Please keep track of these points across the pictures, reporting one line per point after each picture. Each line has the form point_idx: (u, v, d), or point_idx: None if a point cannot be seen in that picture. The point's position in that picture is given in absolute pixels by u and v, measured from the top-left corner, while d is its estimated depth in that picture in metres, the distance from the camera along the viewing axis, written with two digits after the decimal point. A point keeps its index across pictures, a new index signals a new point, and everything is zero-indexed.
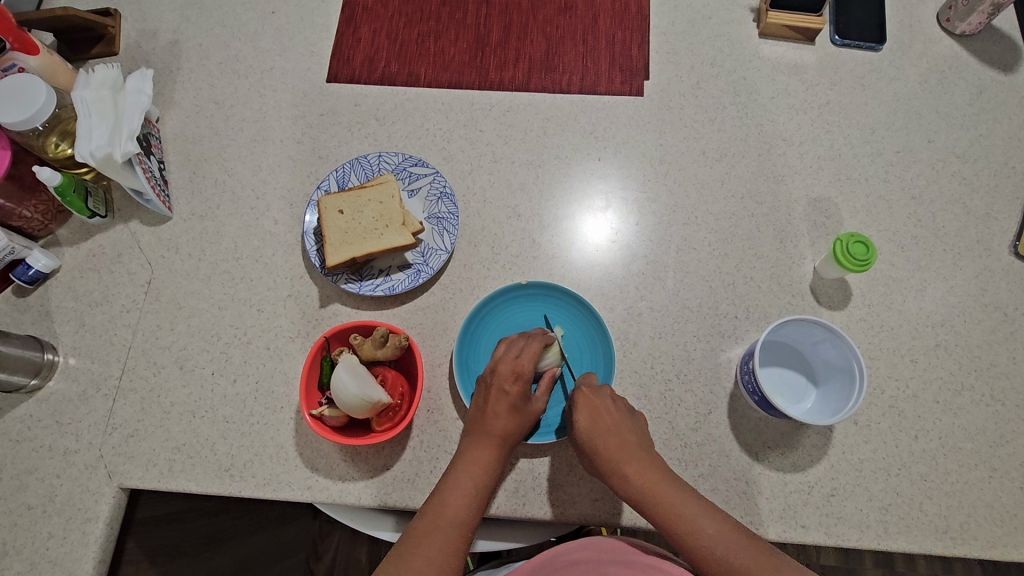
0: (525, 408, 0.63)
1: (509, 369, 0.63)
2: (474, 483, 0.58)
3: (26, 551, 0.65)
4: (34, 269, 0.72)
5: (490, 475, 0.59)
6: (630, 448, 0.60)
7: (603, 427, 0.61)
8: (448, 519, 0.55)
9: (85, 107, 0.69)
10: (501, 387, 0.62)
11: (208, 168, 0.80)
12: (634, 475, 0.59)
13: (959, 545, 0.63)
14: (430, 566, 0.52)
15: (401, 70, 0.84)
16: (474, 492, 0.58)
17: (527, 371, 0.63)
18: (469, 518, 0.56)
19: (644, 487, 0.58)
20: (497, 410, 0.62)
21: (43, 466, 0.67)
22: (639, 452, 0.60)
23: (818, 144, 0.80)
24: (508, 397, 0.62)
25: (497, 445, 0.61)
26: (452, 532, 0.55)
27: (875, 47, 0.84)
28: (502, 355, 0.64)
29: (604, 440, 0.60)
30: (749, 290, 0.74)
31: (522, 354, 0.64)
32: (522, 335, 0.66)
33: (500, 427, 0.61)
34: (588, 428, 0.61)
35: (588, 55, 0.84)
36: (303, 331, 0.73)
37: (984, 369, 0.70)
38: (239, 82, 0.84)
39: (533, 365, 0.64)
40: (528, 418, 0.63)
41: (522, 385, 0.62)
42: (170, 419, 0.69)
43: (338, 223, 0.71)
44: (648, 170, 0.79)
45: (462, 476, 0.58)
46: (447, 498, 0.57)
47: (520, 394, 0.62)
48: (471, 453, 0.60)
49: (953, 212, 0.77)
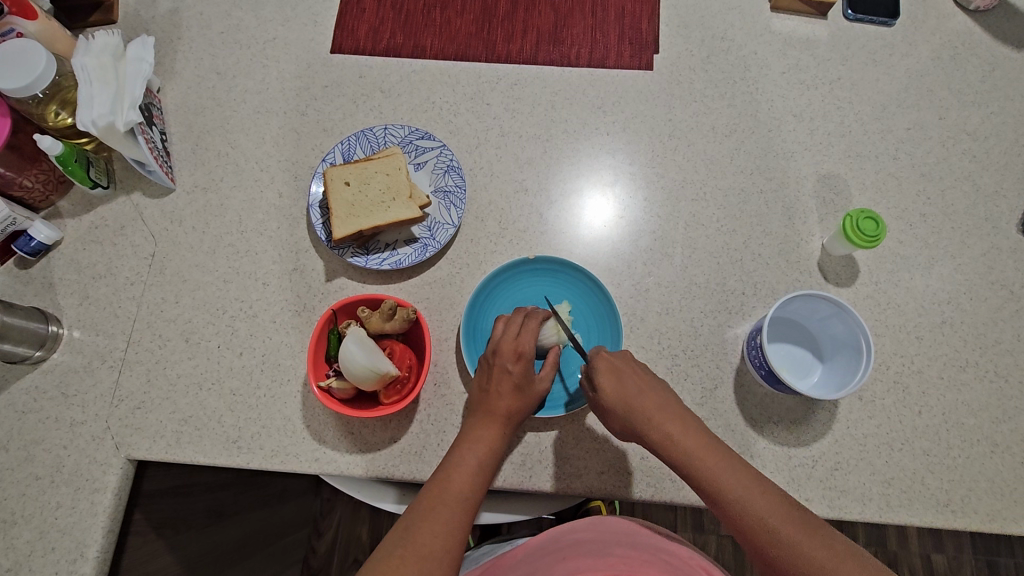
0: (530, 386, 0.62)
1: (510, 348, 0.62)
2: (479, 460, 0.58)
3: (34, 520, 0.65)
4: (36, 240, 0.71)
5: (494, 453, 0.59)
6: (656, 401, 0.59)
7: (630, 388, 0.59)
8: (454, 493, 0.55)
9: (86, 74, 0.68)
10: (503, 366, 0.62)
11: (211, 140, 0.79)
12: (656, 426, 0.57)
13: (959, 518, 0.64)
14: (435, 538, 0.52)
15: (406, 41, 0.82)
16: (480, 469, 0.57)
17: (529, 349, 0.62)
18: (474, 493, 0.56)
19: (674, 437, 0.56)
20: (500, 389, 0.61)
21: (50, 437, 0.67)
22: (665, 406, 0.59)
23: (828, 120, 0.80)
24: (511, 376, 0.61)
25: (502, 424, 0.61)
26: (457, 506, 0.54)
27: (888, 22, 0.83)
28: (502, 334, 0.64)
29: (631, 399, 0.59)
30: (757, 267, 0.74)
31: (524, 332, 0.63)
32: (522, 313, 0.65)
33: (504, 406, 0.61)
34: (612, 387, 0.59)
35: (598, 28, 0.83)
36: (309, 304, 0.72)
37: (989, 346, 0.71)
38: (242, 52, 0.83)
39: (534, 342, 0.63)
40: (532, 397, 0.62)
41: (524, 364, 0.61)
42: (176, 391, 0.69)
43: (345, 195, 0.71)
44: (657, 145, 0.78)
45: (467, 453, 0.58)
46: (452, 472, 0.56)
47: (524, 372, 0.62)
48: (476, 431, 0.60)
49: (962, 190, 0.77)
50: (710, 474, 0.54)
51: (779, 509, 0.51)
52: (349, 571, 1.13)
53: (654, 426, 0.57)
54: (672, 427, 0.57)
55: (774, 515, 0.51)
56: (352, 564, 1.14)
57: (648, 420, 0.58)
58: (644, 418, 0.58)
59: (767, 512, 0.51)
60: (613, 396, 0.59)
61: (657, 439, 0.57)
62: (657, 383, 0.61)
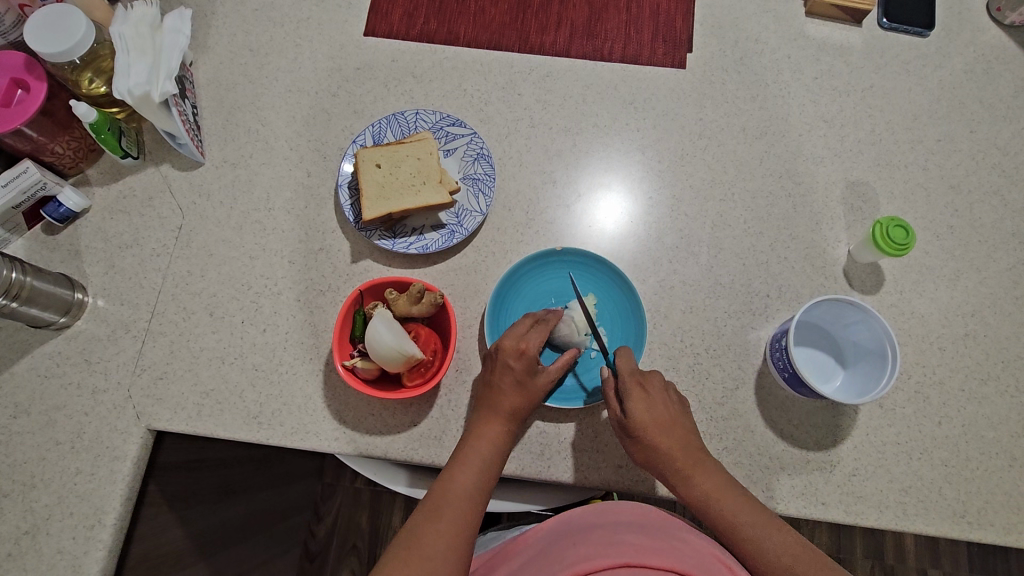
0: (533, 382, 0.61)
1: (512, 345, 0.61)
2: (485, 458, 0.58)
3: (54, 485, 0.65)
4: (65, 207, 0.71)
5: (498, 451, 0.59)
6: (684, 437, 0.60)
7: (659, 417, 0.60)
8: (456, 491, 0.55)
9: (123, 42, 0.68)
10: (505, 362, 0.61)
11: (242, 117, 0.79)
12: (682, 463, 0.58)
13: (975, 529, 0.65)
14: (439, 537, 0.51)
15: (440, 28, 0.82)
16: (486, 465, 0.58)
17: (533, 348, 0.61)
18: (479, 492, 0.56)
19: (699, 479, 0.58)
20: (503, 386, 0.61)
21: (71, 403, 0.68)
22: (690, 442, 0.60)
23: (859, 127, 0.80)
24: (513, 373, 0.61)
25: (505, 421, 0.60)
26: (463, 503, 0.54)
27: (923, 32, 0.82)
28: (508, 330, 0.63)
29: (657, 426, 0.59)
30: (782, 270, 0.74)
31: (531, 332, 0.62)
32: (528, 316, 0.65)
33: (506, 403, 0.61)
34: (644, 414, 0.59)
35: (632, 23, 0.82)
36: (334, 285, 0.72)
37: (1010, 360, 0.71)
38: (276, 31, 0.82)
39: (540, 342, 0.62)
40: (536, 392, 0.61)
41: (526, 361, 0.61)
42: (199, 363, 0.69)
43: (376, 177, 0.71)
44: (686, 144, 0.78)
45: (472, 450, 0.58)
46: (455, 472, 0.56)
47: (526, 370, 0.61)
48: (480, 429, 0.60)
49: (990, 204, 0.77)
50: (738, 517, 0.55)
51: (799, 554, 0.52)
52: (345, 557, 1.15)
53: (680, 463, 0.58)
54: (697, 463, 0.58)
55: (798, 560, 0.52)
56: (349, 549, 1.16)
57: (677, 456, 0.59)
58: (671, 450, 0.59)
59: (784, 554, 0.52)
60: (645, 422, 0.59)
61: (682, 473, 0.58)
62: (680, 410, 0.61)
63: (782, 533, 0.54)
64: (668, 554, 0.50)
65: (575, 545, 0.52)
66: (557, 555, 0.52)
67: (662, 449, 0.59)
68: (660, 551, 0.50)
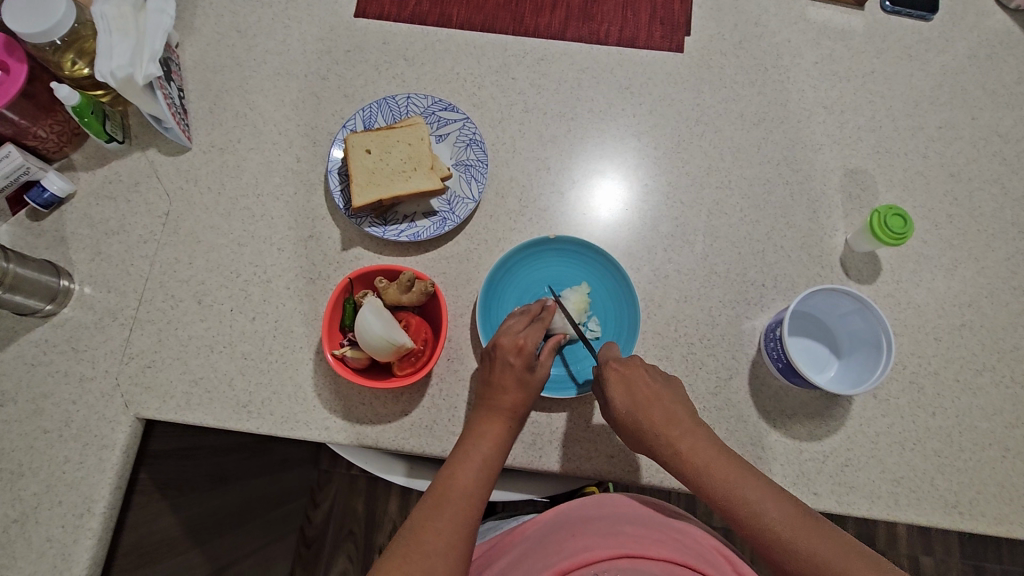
0: (532, 379, 0.61)
1: (511, 343, 0.61)
2: (486, 457, 0.57)
3: (42, 473, 0.65)
4: (49, 192, 0.69)
5: (500, 450, 0.58)
6: (671, 412, 0.58)
7: (640, 396, 0.59)
8: (458, 489, 0.54)
9: (105, 23, 0.65)
10: (505, 360, 0.60)
11: (230, 100, 0.77)
12: (668, 437, 0.57)
13: (966, 519, 0.65)
14: (438, 537, 0.50)
15: (433, 9, 0.80)
16: (486, 463, 0.56)
17: (530, 344, 0.60)
18: (480, 490, 0.55)
19: (690, 451, 0.56)
20: (504, 385, 0.60)
21: (58, 391, 0.67)
22: (677, 416, 0.58)
23: (859, 113, 0.78)
24: (513, 370, 0.60)
25: (507, 420, 0.59)
26: (464, 502, 0.53)
27: (926, 16, 0.81)
28: (507, 328, 0.62)
29: (638, 406, 0.58)
30: (778, 258, 0.73)
31: (528, 329, 0.61)
32: (524, 312, 0.64)
33: (508, 402, 0.60)
34: (623, 401, 0.59)
35: (629, 6, 0.81)
36: (324, 272, 0.71)
37: (1006, 351, 0.70)
38: (264, 11, 0.80)
39: (538, 338, 0.61)
40: (535, 388, 0.61)
41: (525, 357, 0.60)
42: (187, 351, 0.68)
43: (366, 163, 0.70)
44: (682, 130, 0.77)
45: (474, 449, 0.57)
46: (456, 470, 0.55)
47: (526, 366, 0.60)
48: (481, 428, 0.59)
49: (990, 193, 0.76)
50: (732, 489, 0.53)
51: (798, 527, 0.50)
52: (341, 542, 1.16)
53: (667, 437, 0.57)
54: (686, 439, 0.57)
55: (797, 534, 0.50)
56: (345, 535, 1.16)
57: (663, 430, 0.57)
58: (657, 427, 0.58)
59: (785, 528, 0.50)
60: (623, 405, 0.59)
61: (671, 450, 0.57)
62: (664, 387, 0.60)
63: (783, 506, 0.51)
64: (668, 545, 0.50)
65: (574, 536, 0.52)
66: (555, 547, 0.52)
67: (644, 426, 0.58)
68: (659, 542, 0.50)
